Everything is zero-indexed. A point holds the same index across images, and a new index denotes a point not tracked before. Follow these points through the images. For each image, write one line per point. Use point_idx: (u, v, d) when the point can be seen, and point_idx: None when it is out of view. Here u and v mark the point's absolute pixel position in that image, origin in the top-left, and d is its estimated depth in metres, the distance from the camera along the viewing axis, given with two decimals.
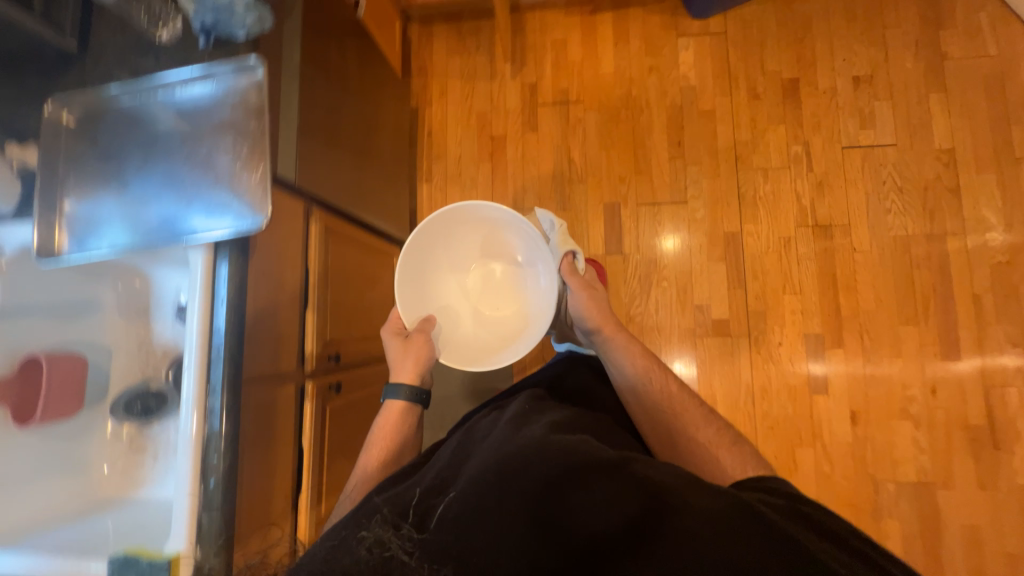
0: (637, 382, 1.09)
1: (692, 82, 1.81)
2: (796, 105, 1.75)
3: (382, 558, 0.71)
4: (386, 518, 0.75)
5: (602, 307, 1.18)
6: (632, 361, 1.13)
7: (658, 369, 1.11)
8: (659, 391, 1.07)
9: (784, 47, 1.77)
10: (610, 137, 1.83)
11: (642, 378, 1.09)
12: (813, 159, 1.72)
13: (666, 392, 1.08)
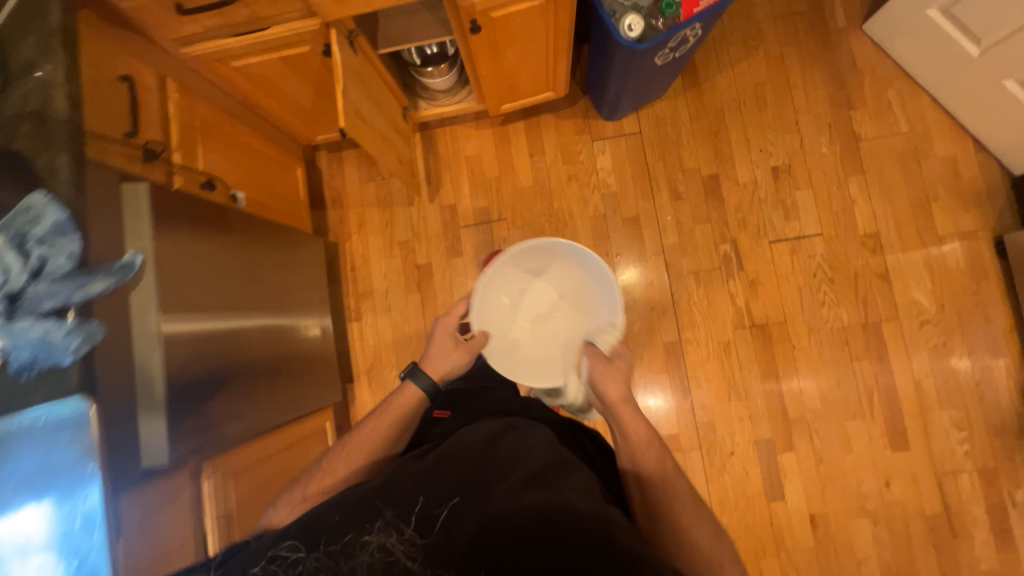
0: (635, 449, 0.98)
1: (613, 187, 1.77)
2: (720, 202, 1.71)
3: (383, 563, 0.66)
4: (388, 522, 0.68)
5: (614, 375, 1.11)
6: (644, 433, 1.01)
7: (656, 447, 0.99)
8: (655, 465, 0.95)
9: (700, 144, 1.73)
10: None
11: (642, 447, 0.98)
12: (743, 257, 1.69)
13: (665, 476, 0.94)
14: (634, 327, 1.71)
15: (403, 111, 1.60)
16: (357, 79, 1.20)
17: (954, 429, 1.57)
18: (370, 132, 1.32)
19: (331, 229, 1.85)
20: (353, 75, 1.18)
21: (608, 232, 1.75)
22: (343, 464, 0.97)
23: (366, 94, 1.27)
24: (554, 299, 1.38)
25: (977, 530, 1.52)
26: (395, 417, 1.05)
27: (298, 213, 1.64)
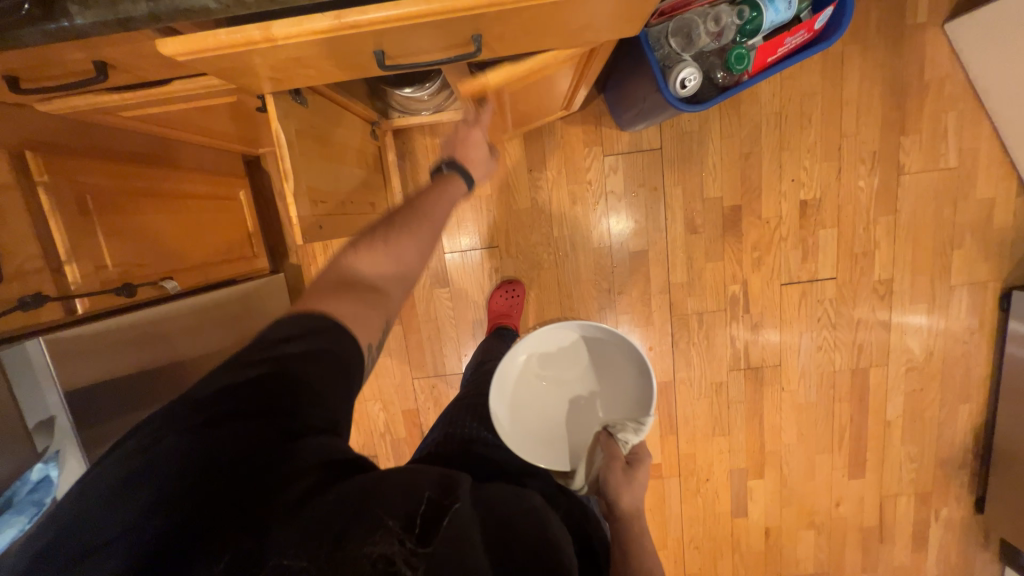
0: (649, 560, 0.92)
1: (622, 214, 1.54)
2: (737, 238, 1.54)
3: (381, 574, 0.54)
4: (392, 531, 0.58)
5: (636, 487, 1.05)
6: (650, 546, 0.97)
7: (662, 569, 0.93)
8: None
9: (727, 167, 1.49)
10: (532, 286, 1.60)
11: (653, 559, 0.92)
12: (750, 298, 1.58)
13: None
14: None
15: (370, 128, 1.27)
16: (313, 142, 0.88)
17: (907, 461, 1.71)
18: (341, 199, 1.02)
19: (291, 250, 1.57)
20: (307, 145, 0.85)
21: (612, 266, 1.57)
22: (406, 241, 0.92)
23: (328, 155, 0.94)
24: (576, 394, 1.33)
25: (900, 538, 1.77)
26: (438, 198, 1.02)
27: (250, 253, 1.36)
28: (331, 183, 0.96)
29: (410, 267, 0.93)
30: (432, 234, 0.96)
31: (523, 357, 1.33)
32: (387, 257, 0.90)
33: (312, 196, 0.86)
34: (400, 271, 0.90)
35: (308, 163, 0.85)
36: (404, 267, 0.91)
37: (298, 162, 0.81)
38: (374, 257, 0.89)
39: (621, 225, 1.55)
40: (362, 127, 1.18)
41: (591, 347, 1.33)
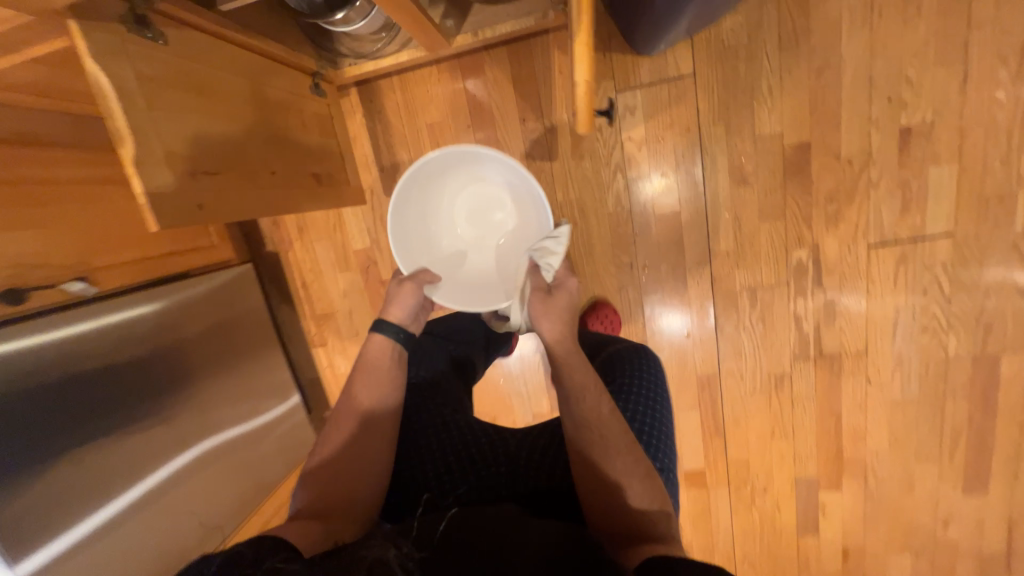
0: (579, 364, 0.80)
1: (645, 168, 1.20)
2: (804, 187, 1.15)
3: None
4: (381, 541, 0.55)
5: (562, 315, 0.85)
6: (580, 369, 0.79)
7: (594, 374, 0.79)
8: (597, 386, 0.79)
9: (789, 90, 1.09)
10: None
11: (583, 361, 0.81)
12: (823, 268, 1.20)
13: (601, 407, 0.75)
14: (661, 356, 1.34)
15: (312, 80, 0.99)
16: (171, 84, 0.63)
17: None
18: (250, 164, 0.77)
19: (266, 236, 1.39)
20: (155, 87, 0.61)
21: (633, 236, 1.25)
22: (342, 430, 0.80)
23: (208, 102, 0.69)
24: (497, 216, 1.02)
25: None
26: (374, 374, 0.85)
27: (203, 243, 1.20)
28: (222, 142, 0.71)
29: (342, 447, 0.79)
30: (381, 437, 0.80)
31: (404, 209, 0.93)
32: (322, 471, 0.77)
33: (171, 160, 0.62)
34: (344, 457, 0.78)
35: (157, 112, 0.61)
36: (340, 448, 0.78)
37: (133, 111, 0.58)
38: (322, 468, 0.77)
39: (658, 185, 1.21)
40: (298, 77, 0.94)
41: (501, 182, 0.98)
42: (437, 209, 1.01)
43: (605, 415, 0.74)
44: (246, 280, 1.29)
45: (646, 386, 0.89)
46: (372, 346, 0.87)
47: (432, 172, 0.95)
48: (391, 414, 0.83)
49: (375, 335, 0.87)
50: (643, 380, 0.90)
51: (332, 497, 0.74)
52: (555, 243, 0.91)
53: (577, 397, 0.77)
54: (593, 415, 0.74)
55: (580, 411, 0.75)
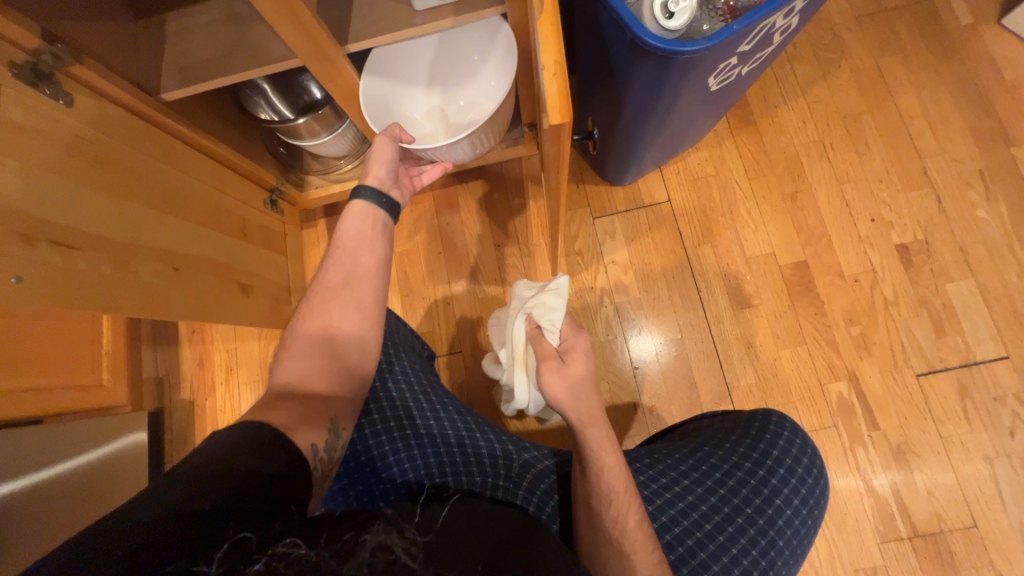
0: (607, 444, 0.65)
1: (635, 291, 1.07)
2: (817, 308, 1.01)
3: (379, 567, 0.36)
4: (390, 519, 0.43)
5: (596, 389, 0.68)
6: (613, 452, 0.65)
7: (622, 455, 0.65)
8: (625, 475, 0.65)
9: (770, 212, 1.07)
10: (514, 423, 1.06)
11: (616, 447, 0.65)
12: (871, 403, 0.97)
13: (625, 517, 0.62)
14: None
15: (269, 196, 0.92)
16: (51, 140, 0.53)
17: None
18: (142, 251, 0.61)
19: (185, 380, 1.09)
20: (19, 134, 0.50)
21: (632, 369, 1.04)
22: (332, 306, 0.62)
23: (104, 173, 0.58)
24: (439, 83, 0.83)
25: None
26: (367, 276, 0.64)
27: (86, 380, 0.92)
28: (104, 215, 0.57)
29: (329, 332, 0.61)
30: (354, 345, 0.62)
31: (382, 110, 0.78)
32: (302, 350, 0.60)
33: None
34: (331, 348, 0.61)
35: (4, 160, 0.48)
36: (322, 332, 0.61)
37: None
38: (304, 347, 0.60)
39: (649, 348, 1.05)
40: (249, 187, 0.87)
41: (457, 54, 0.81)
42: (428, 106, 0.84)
43: (627, 529, 0.62)
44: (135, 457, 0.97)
45: (748, 475, 0.72)
46: (349, 216, 0.66)
47: (413, 64, 0.81)
48: (379, 304, 0.64)
49: (353, 207, 0.66)
50: (746, 465, 0.72)
51: (324, 386, 0.59)
52: (554, 298, 0.81)
53: (604, 497, 0.62)
54: (613, 516, 0.62)
55: (603, 504, 0.62)
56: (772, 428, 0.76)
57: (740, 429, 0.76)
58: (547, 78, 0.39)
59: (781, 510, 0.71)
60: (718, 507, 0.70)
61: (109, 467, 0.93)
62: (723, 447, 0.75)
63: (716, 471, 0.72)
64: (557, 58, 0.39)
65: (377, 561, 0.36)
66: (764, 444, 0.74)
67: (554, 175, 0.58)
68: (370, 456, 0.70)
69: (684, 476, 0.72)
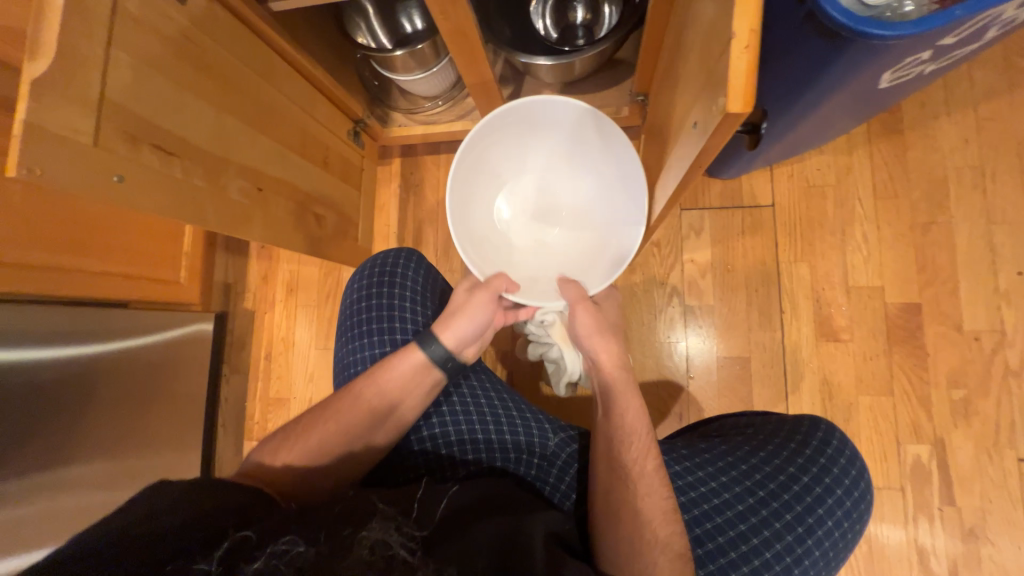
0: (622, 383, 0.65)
1: (709, 296, 0.98)
2: (917, 360, 0.89)
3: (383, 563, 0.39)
4: (386, 514, 0.46)
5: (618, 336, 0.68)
6: (636, 400, 0.63)
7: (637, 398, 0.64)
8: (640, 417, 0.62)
9: (890, 240, 0.92)
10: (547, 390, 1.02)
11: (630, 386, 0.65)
12: (952, 477, 0.86)
13: (645, 460, 0.58)
14: None
15: (353, 126, 0.90)
16: (163, 40, 0.51)
17: None
18: (231, 166, 0.61)
19: (250, 291, 1.14)
20: (132, 28, 0.48)
21: (685, 378, 0.97)
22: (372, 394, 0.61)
23: (205, 80, 0.56)
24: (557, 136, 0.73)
25: None
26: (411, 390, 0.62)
27: (167, 276, 0.98)
28: (200, 124, 0.56)
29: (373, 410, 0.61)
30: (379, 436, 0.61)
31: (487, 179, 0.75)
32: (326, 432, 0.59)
33: (103, 110, 0.46)
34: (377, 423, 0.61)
35: (117, 54, 0.47)
36: (356, 414, 0.60)
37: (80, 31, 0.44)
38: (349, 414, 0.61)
39: (702, 351, 0.98)
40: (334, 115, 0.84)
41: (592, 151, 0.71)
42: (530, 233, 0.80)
43: (648, 472, 0.58)
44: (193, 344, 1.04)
45: (790, 479, 0.62)
46: (403, 363, 0.63)
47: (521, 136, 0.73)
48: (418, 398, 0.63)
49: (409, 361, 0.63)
50: (790, 470, 0.63)
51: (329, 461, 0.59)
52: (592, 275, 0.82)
53: (623, 438, 0.60)
54: (633, 458, 0.59)
55: (620, 445, 0.60)
56: (821, 435, 0.65)
57: (784, 432, 0.66)
58: (735, 53, 0.31)
59: (836, 507, 0.62)
60: (763, 502, 0.61)
61: (171, 349, 0.99)
62: (763, 448, 0.65)
63: (754, 471, 0.63)
64: (754, 27, 0.31)
65: (375, 559, 0.39)
66: (815, 442, 0.65)
67: (684, 174, 0.50)
68: (397, 411, 0.69)
69: (718, 473, 0.63)
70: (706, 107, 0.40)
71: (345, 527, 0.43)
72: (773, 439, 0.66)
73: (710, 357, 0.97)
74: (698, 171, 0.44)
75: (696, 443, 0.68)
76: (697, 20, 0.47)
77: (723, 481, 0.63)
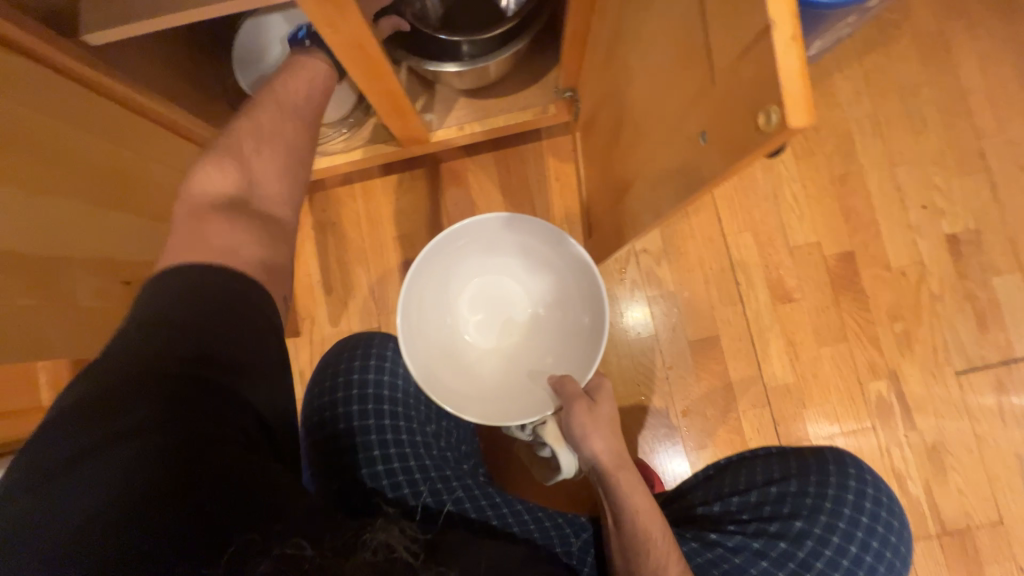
0: (626, 485, 0.58)
1: (669, 280, 0.97)
2: (860, 304, 0.95)
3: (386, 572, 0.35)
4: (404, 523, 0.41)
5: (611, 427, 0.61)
6: (647, 497, 0.58)
7: (647, 498, 0.58)
8: (653, 521, 0.56)
9: (816, 195, 0.97)
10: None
11: (637, 490, 0.58)
12: (910, 404, 0.93)
13: (666, 568, 0.53)
14: None
15: None
16: None
17: None
18: None
19: None
20: None
21: (662, 370, 0.95)
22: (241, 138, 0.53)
23: None
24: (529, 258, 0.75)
25: None
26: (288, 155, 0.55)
27: None
28: None
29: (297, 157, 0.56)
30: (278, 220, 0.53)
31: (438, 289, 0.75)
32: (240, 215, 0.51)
33: None
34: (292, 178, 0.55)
35: None
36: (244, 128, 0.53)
37: None
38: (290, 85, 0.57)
39: (675, 338, 0.96)
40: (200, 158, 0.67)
41: (561, 272, 0.72)
42: (483, 337, 0.78)
43: None
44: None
45: (839, 536, 0.60)
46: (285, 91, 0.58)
47: (489, 235, 0.73)
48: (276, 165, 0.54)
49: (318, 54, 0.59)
50: (831, 539, 0.60)
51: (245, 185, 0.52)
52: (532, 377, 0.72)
53: (639, 546, 0.55)
54: (653, 566, 0.53)
55: (637, 554, 0.54)
56: (852, 484, 0.62)
57: (810, 487, 0.62)
58: (782, 46, 0.23)
59: (876, 548, 0.61)
60: (808, 566, 0.59)
61: None
62: (798, 517, 0.61)
63: (796, 550, 0.59)
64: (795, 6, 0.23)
65: (379, 561, 0.35)
66: (850, 492, 0.62)
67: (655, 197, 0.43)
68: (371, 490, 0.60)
69: (760, 555, 0.59)
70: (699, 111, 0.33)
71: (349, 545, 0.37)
72: (807, 493, 0.62)
73: (683, 342, 0.96)
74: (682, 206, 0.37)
75: (724, 523, 0.62)
76: (642, 21, 0.40)
77: (767, 559, 0.59)
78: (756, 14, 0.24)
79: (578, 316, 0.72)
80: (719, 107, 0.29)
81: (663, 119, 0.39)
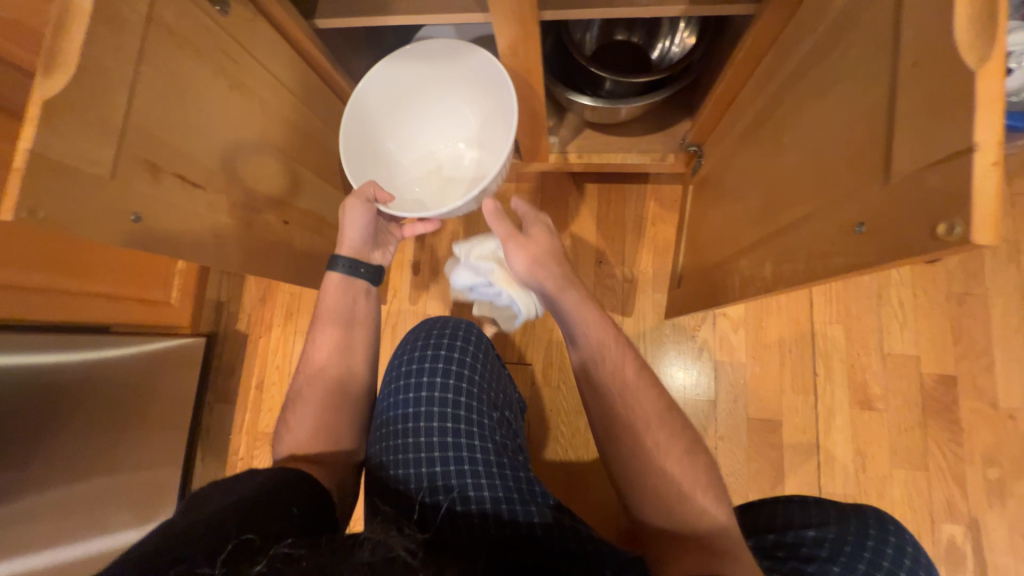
0: (619, 389, 0.57)
1: (741, 351, 0.94)
2: (952, 435, 0.86)
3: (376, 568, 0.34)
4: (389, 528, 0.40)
5: (599, 324, 0.60)
6: (650, 398, 0.56)
7: (645, 387, 0.57)
8: (643, 403, 0.55)
9: (926, 308, 0.91)
10: (555, 457, 0.90)
11: (630, 385, 0.57)
12: (987, 563, 0.83)
13: (665, 454, 0.52)
14: None
15: None
16: (199, 56, 0.45)
17: None
18: (262, 200, 0.55)
19: (245, 312, 1.01)
20: (167, 42, 0.41)
21: (712, 439, 0.92)
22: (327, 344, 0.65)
23: (252, 109, 0.52)
24: (418, 118, 0.73)
25: None
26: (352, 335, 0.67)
27: (153, 296, 0.85)
28: (229, 152, 0.49)
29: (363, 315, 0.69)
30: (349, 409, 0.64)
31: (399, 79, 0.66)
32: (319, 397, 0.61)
33: (125, 134, 0.38)
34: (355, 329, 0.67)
35: (149, 71, 0.40)
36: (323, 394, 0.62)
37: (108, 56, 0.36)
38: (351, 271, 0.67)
39: (733, 411, 0.92)
40: None
41: (452, 94, 0.70)
42: (437, 198, 0.71)
43: (669, 464, 0.52)
44: (185, 360, 0.91)
45: None
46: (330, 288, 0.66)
47: (414, 96, 0.70)
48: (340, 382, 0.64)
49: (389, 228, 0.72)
50: None
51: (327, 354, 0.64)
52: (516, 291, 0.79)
53: (639, 439, 0.54)
54: (654, 456, 0.52)
55: (636, 456, 0.53)
56: (894, 543, 0.55)
57: (852, 539, 0.55)
58: (983, 172, 0.25)
59: None
60: None
61: (161, 359, 0.87)
62: (837, 563, 0.53)
63: None
64: (1005, 139, 0.25)
65: (376, 561, 0.35)
66: (892, 550, 0.55)
67: (770, 272, 0.44)
68: (403, 439, 0.59)
69: None
70: (855, 201, 0.34)
71: (347, 550, 0.36)
72: (848, 539, 0.55)
73: (742, 418, 0.92)
74: (808, 285, 0.38)
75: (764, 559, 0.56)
76: (815, 108, 0.42)
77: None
78: (962, 137, 0.26)
79: (491, 124, 0.67)
80: (888, 208, 0.31)
81: (811, 198, 0.40)
